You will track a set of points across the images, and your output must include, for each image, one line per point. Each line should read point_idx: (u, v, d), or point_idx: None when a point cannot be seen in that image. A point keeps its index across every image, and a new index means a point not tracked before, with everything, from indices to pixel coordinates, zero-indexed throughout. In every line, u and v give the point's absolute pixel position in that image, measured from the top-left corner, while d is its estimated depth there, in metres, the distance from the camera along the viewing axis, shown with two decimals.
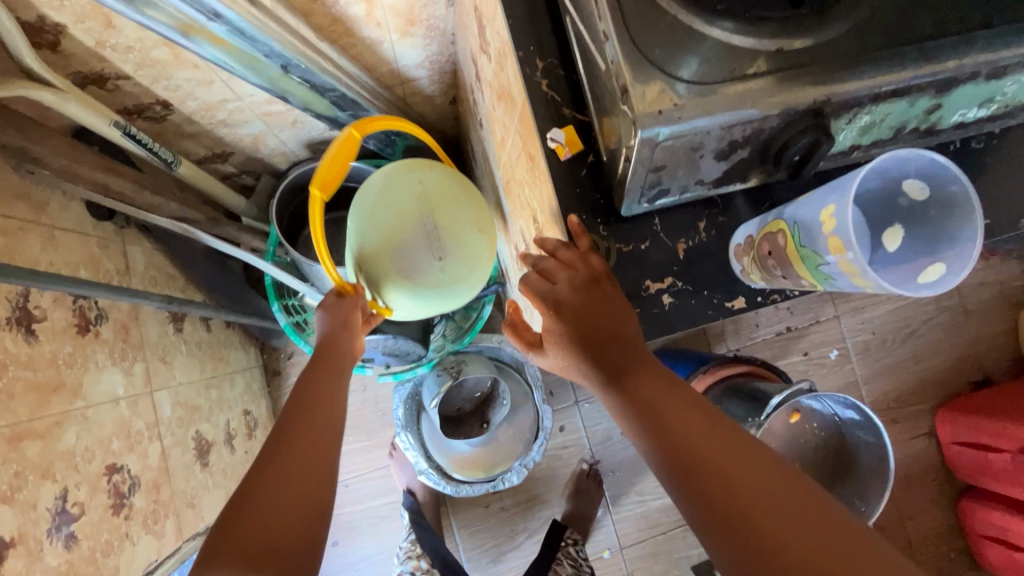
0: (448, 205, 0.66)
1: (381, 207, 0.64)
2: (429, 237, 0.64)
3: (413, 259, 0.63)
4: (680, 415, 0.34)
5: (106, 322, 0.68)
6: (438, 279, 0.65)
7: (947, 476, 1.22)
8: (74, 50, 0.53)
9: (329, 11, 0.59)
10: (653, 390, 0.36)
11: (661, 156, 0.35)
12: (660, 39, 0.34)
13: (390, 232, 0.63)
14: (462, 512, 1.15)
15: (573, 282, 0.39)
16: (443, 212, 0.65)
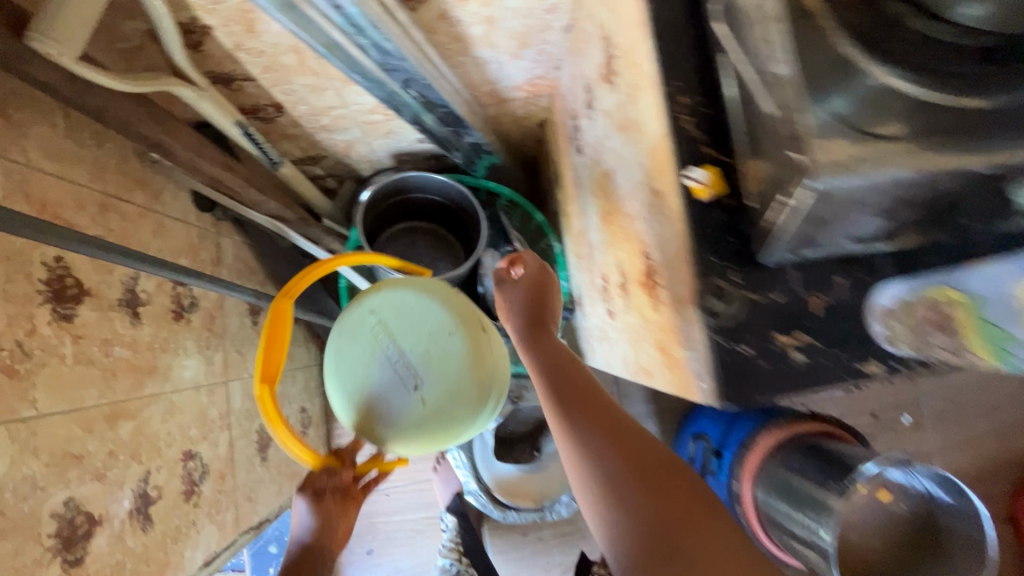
0: (412, 319, 0.57)
1: (342, 351, 0.57)
2: (395, 365, 0.55)
3: (386, 399, 0.55)
4: (583, 385, 0.47)
5: (197, 310, 0.70)
6: (424, 412, 0.54)
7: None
8: (213, 51, 0.55)
9: (451, 30, 0.60)
10: (567, 373, 0.49)
11: (823, 208, 0.33)
12: (839, 86, 0.31)
13: (358, 380, 0.56)
14: (500, 537, 1.13)
15: (528, 277, 0.57)
16: (404, 336, 0.56)
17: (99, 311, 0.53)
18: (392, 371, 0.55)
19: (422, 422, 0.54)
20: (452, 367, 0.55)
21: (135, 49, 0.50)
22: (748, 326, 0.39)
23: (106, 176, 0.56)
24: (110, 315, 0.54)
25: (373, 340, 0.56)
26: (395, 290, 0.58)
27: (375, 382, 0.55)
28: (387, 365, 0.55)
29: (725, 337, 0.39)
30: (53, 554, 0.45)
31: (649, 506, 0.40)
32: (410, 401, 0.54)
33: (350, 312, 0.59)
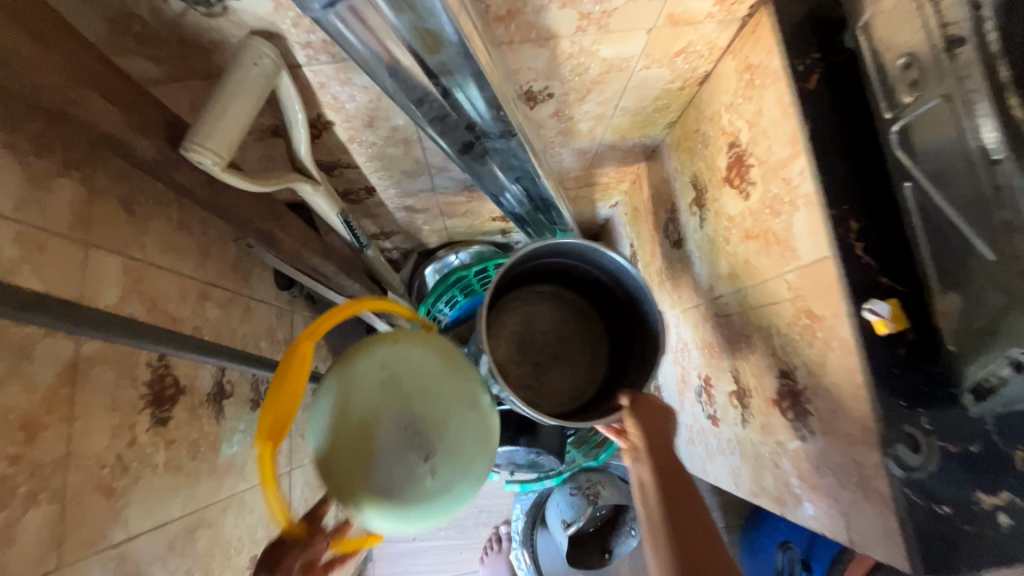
0: (437, 374, 0.41)
1: (342, 397, 0.39)
2: (405, 430, 0.38)
3: (380, 470, 0.37)
4: (696, 541, 0.40)
5: (271, 396, 0.66)
6: (429, 493, 0.38)
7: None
8: (328, 141, 0.55)
9: (560, 125, 0.60)
10: (684, 520, 0.41)
11: None
12: None
13: (355, 441, 0.37)
14: None
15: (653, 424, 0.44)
16: (418, 395, 0.39)
17: (190, 411, 0.49)
18: (400, 440, 0.38)
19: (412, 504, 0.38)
20: (469, 439, 0.40)
21: (257, 143, 0.50)
22: (943, 481, 0.35)
23: (207, 264, 0.54)
24: (199, 413, 0.51)
25: (381, 395, 0.39)
26: (422, 344, 0.42)
27: (378, 445, 0.37)
28: (395, 428, 0.38)
29: (921, 495, 0.34)
30: None
31: None
32: (417, 477, 0.38)
33: (361, 355, 0.41)
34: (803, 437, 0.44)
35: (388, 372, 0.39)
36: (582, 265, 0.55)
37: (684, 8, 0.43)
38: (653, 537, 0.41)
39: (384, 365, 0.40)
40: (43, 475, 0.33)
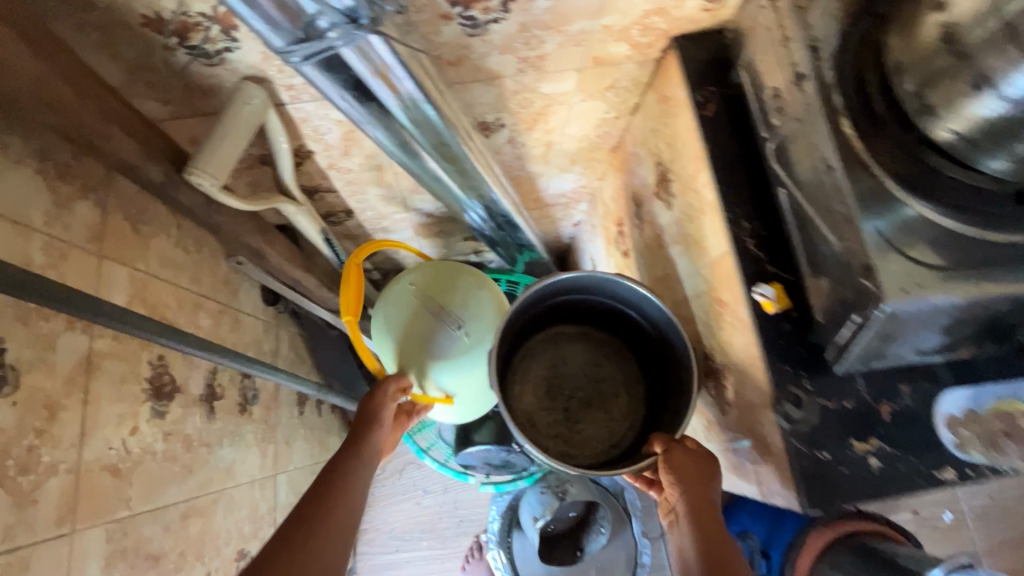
0: (445, 278, 0.65)
1: (391, 311, 0.61)
2: (439, 312, 0.62)
3: (434, 336, 0.60)
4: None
5: (257, 402, 0.72)
6: (467, 346, 0.61)
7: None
8: (309, 168, 0.62)
9: (515, 151, 0.68)
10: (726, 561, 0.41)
11: (892, 328, 0.37)
12: (897, 223, 0.37)
13: (413, 324, 0.60)
14: None
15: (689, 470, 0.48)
16: (437, 292, 0.63)
17: (184, 408, 0.55)
18: (438, 320, 0.61)
19: (459, 355, 0.60)
20: (483, 312, 0.65)
21: (246, 170, 0.57)
22: (822, 431, 0.42)
23: (202, 279, 0.60)
24: (192, 410, 0.56)
25: (415, 300, 0.62)
26: (425, 266, 0.65)
27: (427, 324, 0.60)
28: (433, 312, 0.62)
29: (804, 443, 0.41)
30: None
31: None
32: (458, 338, 0.61)
33: (391, 286, 0.64)
34: (724, 410, 0.51)
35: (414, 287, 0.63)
36: (600, 302, 0.63)
37: (606, 52, 0.52)
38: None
39: (410, 284, 0.63)
40: (60, 449, 0.39)
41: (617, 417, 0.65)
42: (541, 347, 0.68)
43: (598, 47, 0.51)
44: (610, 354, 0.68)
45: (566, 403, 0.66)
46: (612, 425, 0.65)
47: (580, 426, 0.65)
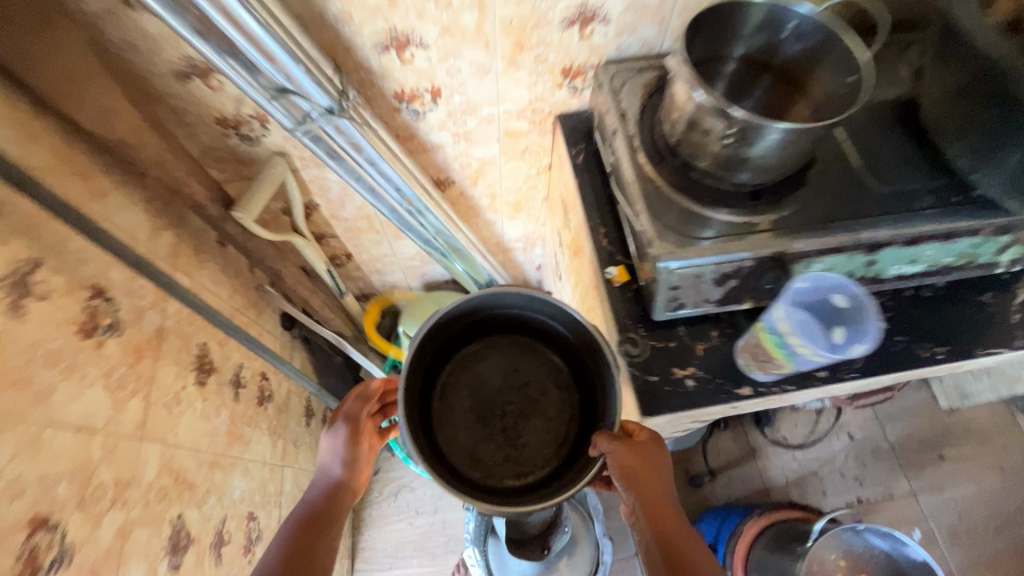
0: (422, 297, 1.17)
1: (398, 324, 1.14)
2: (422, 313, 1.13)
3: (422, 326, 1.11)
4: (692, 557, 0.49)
5: (271, 401, 0.91)
6: None
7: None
8: (318, 217, 0.87)
9: (468, 202, 0.92)
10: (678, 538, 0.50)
11: (676, 280, 0.56)
12: (668, 212, 0.58)
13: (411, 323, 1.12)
14: None
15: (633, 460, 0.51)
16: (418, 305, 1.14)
17: (217, 384, 0.75)
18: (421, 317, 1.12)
19: None
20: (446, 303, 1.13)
21: (271, 217, 0.81)
22: (651, 362, 0.59)
23: (236, 296, 0.82)
24: (222, 388, 0.76)
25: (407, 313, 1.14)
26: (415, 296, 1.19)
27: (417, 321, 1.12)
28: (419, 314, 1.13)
29: (638, 370, 0.59)
30: (165, 555, 0.60)
31: None
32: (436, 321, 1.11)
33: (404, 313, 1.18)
34: None
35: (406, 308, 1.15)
36: (490, 313, 0.67)
37: (513, 127, 0.76)
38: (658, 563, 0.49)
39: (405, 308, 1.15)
40: (139, 382, 0.59)
41: (553, 414, 0.70)
42: (455, 378, 0.71)
43: (505, 124, 0.75)
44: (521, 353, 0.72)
45: (501, 421, 0.70)
46: (551, 423, 0.70)
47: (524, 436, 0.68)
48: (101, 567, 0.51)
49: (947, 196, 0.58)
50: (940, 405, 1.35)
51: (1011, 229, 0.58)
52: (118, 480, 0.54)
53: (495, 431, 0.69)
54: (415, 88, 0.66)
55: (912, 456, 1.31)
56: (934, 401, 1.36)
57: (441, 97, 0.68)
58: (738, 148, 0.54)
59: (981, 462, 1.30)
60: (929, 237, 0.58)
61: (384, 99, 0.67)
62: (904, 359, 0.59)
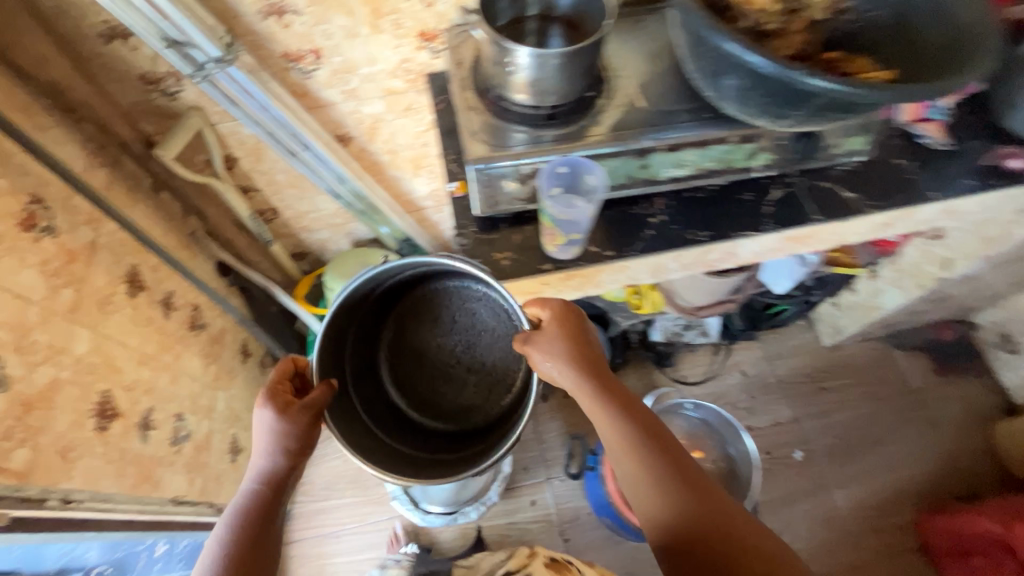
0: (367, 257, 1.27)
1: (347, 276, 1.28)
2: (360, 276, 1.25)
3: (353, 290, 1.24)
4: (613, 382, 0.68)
5: (204, 331, 1.06)
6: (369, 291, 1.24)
7: (934, 572, 1.25)
8: (240, 170, 1.03)
9: (371, 158, 1.08)
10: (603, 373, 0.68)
11: (486, 180, 0.73)
12: (484, 132, 0.75)
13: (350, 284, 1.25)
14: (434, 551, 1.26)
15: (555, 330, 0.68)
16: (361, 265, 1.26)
17: (147, 301, 0.90)
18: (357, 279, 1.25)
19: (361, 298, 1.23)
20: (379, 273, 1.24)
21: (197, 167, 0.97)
22: (478, 249, 0.77)
23: (169, 235, 0.98)
24: (152, 305, 0.91)
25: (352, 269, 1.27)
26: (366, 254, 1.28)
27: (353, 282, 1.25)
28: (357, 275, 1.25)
29: (466, 254, 0.77)
30: (92, 416, 0.74)
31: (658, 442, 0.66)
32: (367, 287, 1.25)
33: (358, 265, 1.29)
34: None
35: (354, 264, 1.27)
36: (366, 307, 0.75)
37: (391, 86, 0.93)
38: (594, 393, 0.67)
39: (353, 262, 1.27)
40: (72, 277, 0.75)
41: (490, 329, 0.77)
42: (399, 360, 0.80)
43: (384, 83, 0.92)
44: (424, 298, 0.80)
45: (460, 364, 0.78)
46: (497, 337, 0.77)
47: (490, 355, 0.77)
48: (34, 400, 0.66)
49: (700, 114, 0.75)
50: (823, 343, 1.51)
51: (750, 137, 0.74)
52: (51, 344, 0.69)
53: (465, 375, 0.78)
54: (299, 50, 0.84)
55: (799, 388, 1.47)
56: (818, 340, 1.52)
57: (322, 58, 0.86)
58: (525, 78, 0.71)
59: (860, 391, 1.45)
60: (687, 144, 0.73)
61: (275, 60, 0.84)
62: (673, 241, 0.77)
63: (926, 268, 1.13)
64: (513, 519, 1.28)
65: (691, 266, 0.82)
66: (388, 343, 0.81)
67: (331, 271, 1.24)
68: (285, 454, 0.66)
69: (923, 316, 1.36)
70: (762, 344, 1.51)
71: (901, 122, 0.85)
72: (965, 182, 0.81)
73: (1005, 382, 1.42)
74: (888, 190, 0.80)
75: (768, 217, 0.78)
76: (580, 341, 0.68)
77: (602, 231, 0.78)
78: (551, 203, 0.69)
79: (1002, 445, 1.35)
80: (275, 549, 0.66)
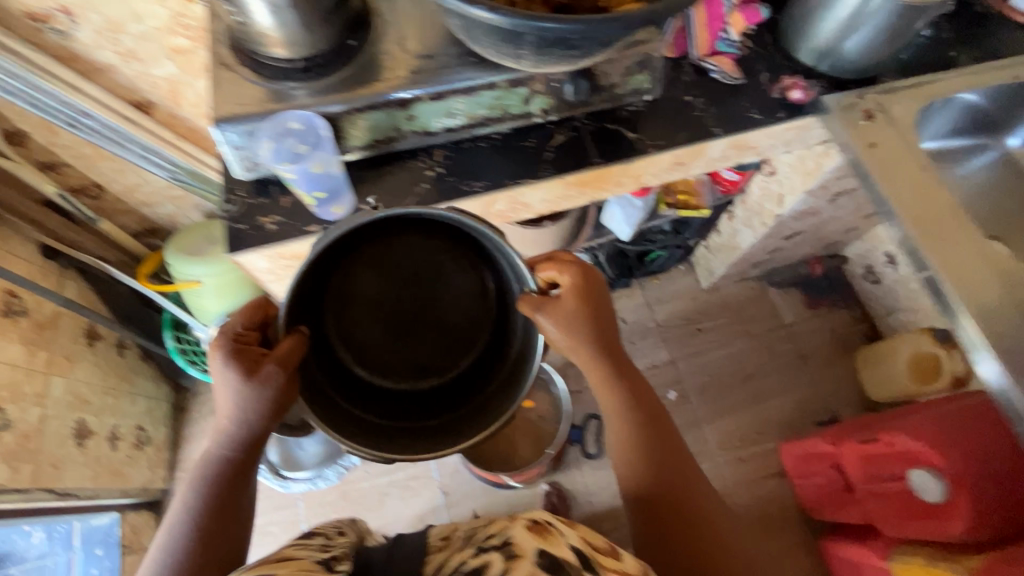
0: (201, 229, 1.18)
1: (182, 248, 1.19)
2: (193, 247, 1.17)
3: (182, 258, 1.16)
4: (628, 370, 0.75)
5: (26, 317, 1.02)
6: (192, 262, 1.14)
7: (790, 491, 1.34)
8: (35, 145, 0.96)
9: (186, 125, 1.02)
10: (622, 355, 0.75)
11: (237, 140, 0.69)
12: (238, 91, 0.71)
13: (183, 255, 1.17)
14: (317, 521, 1.27)
15: (574, 279, 0.70)
16: (194, 236, 1.17)
17: None
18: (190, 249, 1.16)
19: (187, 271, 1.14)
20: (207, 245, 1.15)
21: None
22: (244, 212, 0.74)
23: None
24: None
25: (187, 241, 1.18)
26: (200, 227, 1.18)
27: None
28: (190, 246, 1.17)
29: (233, 220, 0.73)
30: None
31: (650, 431, 0.74)
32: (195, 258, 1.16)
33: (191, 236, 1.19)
34: None
35: (188, 233, 1.17)
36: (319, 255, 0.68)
37: (175, 43, 0.87)
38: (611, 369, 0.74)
39: (188, 231, 1.18)
40: None
41: (462, 280, 0.76)
42: (345, 312, 0.75)
43: (164, 40, 0.86)
44: (386, 245, 0.74)
45: (419, 322, 0.76)
46: (465, 291, 0.77)
47: (454, 313, 0.77)
48: None
49: (466, 59, 0.72)
50: (701, 286, 1.54)
51: (518, 81, 0.71)
52: None
53: (424, 332, 0.77)
54: (45, 9, 0.77)
55: (678, 331, 1.50)
56: (697, 284, 1.54)
57: (76, 16, 0.80)
58: (273, 33, 0.67)
59: (734, 329, 1.50)
60: (452, 93, 0.71)
61: (21, 21, 0.78)
62: (449, 194, 0.75)
63: (766, 206, 1.14)
64: (393, 477, 1.30)
65: (482, 219, 0.81)
66: (336, 280, 0.74)
67: (170, 248, 1.15)
68: (259, 419, 0.65)
69: (785, 253, 1.39)
70: (642, 290, 1.54)
71: (695, 57, 0.83)
72: (749, 117, 0.80)
73: (869, 311, 1.48)
74: (673, 128, 0.80)
75: (547, 163, 0.77)
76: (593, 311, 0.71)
77: (377, 188, 0.76)
78: (291, 171, 0.69)
79: (861, 371, 1.42)
80: (244, 512, 0.68)
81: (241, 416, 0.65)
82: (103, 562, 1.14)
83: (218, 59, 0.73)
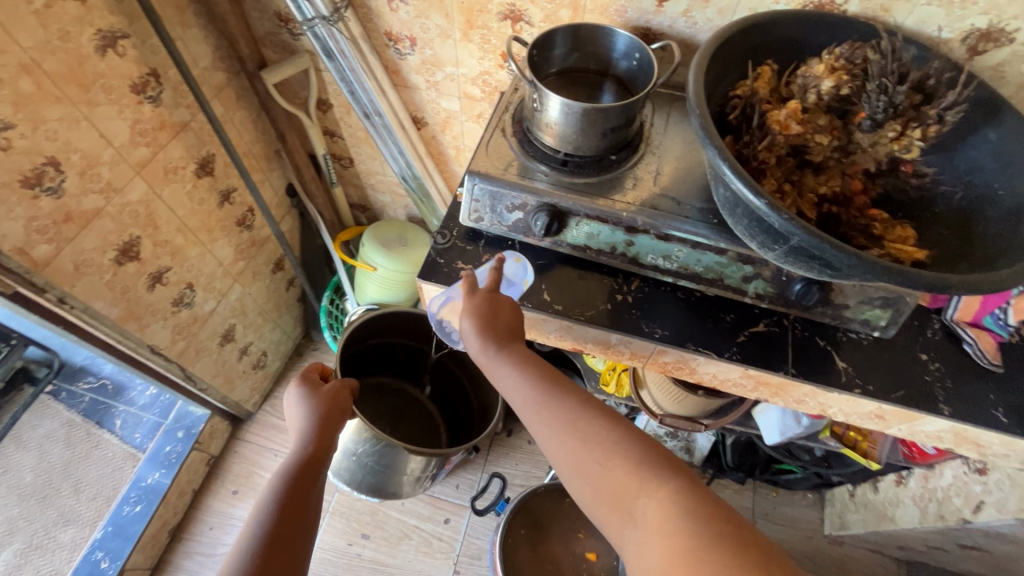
0: (399, 227, 1.33)
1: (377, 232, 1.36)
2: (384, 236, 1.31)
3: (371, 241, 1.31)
4: (554, 373, 0.60)
5: (249, 232, 1.21)
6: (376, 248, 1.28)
7: None
8: (331, 116, 1.16)
9: (438, 147, 1.17)
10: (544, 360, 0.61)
11: (478, 194, 0.76)
12: (501, 154, 0.78)
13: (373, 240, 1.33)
14: (339, 521, 1.28)
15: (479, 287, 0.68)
16: (392, 229, 1.32)
17: (208, 186, 1.06)
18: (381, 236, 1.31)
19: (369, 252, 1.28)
20: (396, 240, 1.30)
21: (299, 99, 1.13)
22: (448, 252, 0.81)
23: (254, 143, 1.14)
24: (211, 192, 1.07)
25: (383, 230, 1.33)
26: (401, 225, 1.34)
27: None
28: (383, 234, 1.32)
29: (436, 253, 0.81)
30: (115, 249, 0.91)
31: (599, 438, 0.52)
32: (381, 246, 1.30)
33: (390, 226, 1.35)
34: None
35: (390, 224, 1.34)
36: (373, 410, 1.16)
37: (469, 90, 1.01)
38: (537, 365, 0.60)
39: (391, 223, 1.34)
40: (154, 141, 0.91)
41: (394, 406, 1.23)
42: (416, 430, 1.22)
43: (463, 85, 1.01)
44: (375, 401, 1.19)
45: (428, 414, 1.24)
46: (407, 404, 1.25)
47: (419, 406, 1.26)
48: (73, 215, 0.82)
49: (708, 217, 0.71)
50: (823, 529, 1.31)
51: (748, 259, 0.69)
52: (110, 181, 0.86)
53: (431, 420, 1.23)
54: (399, 33, 0.95)
55: None
56: (819, 525, 1.32)
57: (416, 47, 0.96)
58: (555, 126, 0.74)
59: None
60: (680, 240, 0.71)
61: (378, 35, 0.97)
62: (624, 324, 0.75)
63: (954, 501, 0.95)
64: (422, 526, 1.29)
65: (642, 360, 0.80)
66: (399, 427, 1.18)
67: (370, 231, 1.31)
68: (332, 418, 0.71)
69: (946, 557, 1.13)
70: (753, 495, 1.36)
71: (951, 318, 0.74)
72: (993, 414, 0.68)
73: None
74: (888, 378, 0.70)
75: (735, 346, 0.73)
76: (509, 311, 0.66)
77: (562, 282, 0.79)
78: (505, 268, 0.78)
79: None
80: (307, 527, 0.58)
81: (309, 423, 0.69)
82: (177, 444, 1.30)
83: (499, 125, 0.82)
